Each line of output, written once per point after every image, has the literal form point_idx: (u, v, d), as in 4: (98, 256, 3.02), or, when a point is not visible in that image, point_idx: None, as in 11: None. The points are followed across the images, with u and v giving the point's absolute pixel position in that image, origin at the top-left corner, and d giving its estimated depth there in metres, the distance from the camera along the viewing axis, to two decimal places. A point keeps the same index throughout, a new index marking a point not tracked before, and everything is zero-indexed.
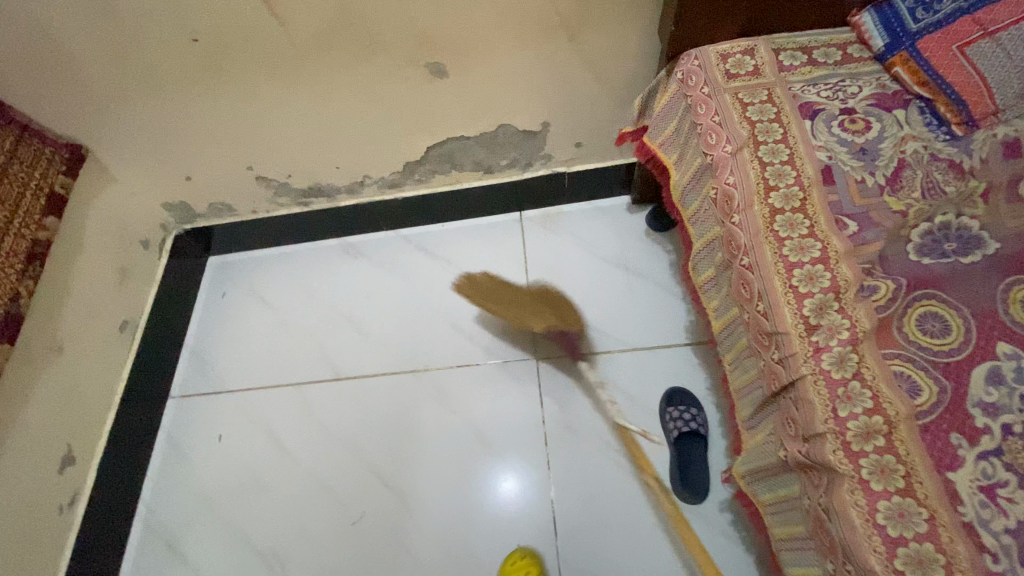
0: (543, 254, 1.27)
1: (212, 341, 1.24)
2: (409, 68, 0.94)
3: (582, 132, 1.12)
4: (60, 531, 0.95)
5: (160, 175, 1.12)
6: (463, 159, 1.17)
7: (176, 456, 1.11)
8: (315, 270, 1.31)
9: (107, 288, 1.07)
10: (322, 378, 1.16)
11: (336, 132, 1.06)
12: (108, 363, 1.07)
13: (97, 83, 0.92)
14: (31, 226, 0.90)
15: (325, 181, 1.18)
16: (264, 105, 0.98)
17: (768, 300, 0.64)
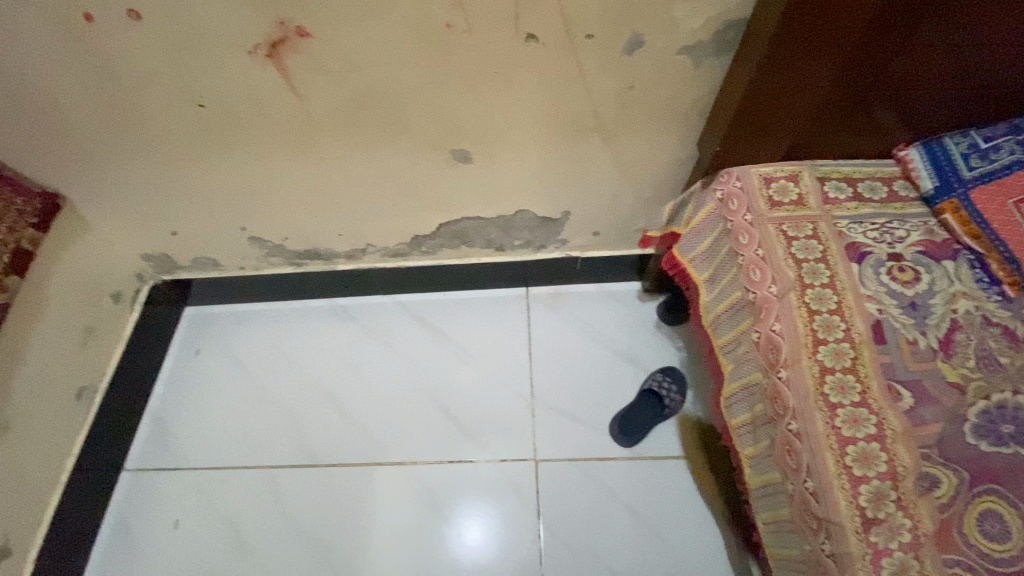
0: (547, 338, 1.21)
1: (178, 407, 1.12)
2: (432, 151, 0.87)
3: (602, 223, 1.07)
4: None
5: (142, 228, 1.02)
6: (475, 237, 1.10)
7: (124, 543, 0.99)
8: (301, 334, 1.21)
9: (69, 350, 0.95)
10: (300, 462, 1.06)
11: (343, 203, 0.98)
12: (61, 437, 0.94)
13: (83, 135, 0.83)
14: None
15: (323, 247, 1.10)
16: (269, 171, 0.90)
17: (818, 479, 0.58)
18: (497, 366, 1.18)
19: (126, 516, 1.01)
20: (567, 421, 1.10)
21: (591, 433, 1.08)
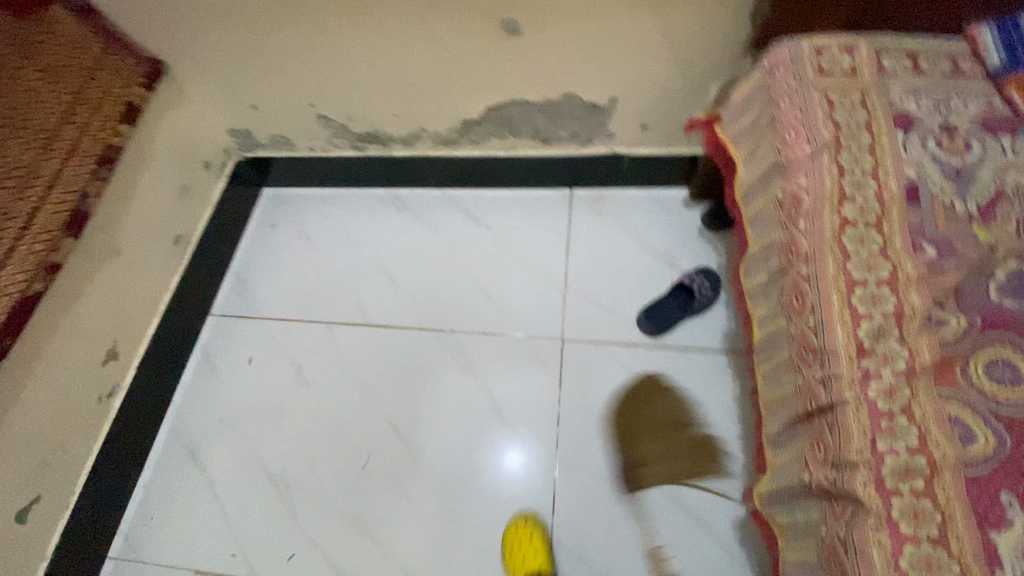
0: (586, 235, 1.24)
1: (255, 269, 1.28)
2: (484, 22, 0.91)
3: (649, 114, 1.07)
4: (97, 419, 0.98)
5: (229, 101, 1.14)
6: (522, 126, 1.14)
7: (208, 369, 1.15)
8: (361, 217, 1.33)
9: (168, 202, 1.10)
10: (354, 322, 1.19)
11: (401, 79, 1.04)
12: (162, 274, 1.10)
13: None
14: (108, 130, 0.95)
15: (382, 130, 1.18)
16: (335, 42, 0.98)
17: (820, 315, 0.60)
18: (536, 257, 1.23)
19: (211, 350, 1.18)
20: (597, 310, 1.15)
21: (619, 321, 1.13)
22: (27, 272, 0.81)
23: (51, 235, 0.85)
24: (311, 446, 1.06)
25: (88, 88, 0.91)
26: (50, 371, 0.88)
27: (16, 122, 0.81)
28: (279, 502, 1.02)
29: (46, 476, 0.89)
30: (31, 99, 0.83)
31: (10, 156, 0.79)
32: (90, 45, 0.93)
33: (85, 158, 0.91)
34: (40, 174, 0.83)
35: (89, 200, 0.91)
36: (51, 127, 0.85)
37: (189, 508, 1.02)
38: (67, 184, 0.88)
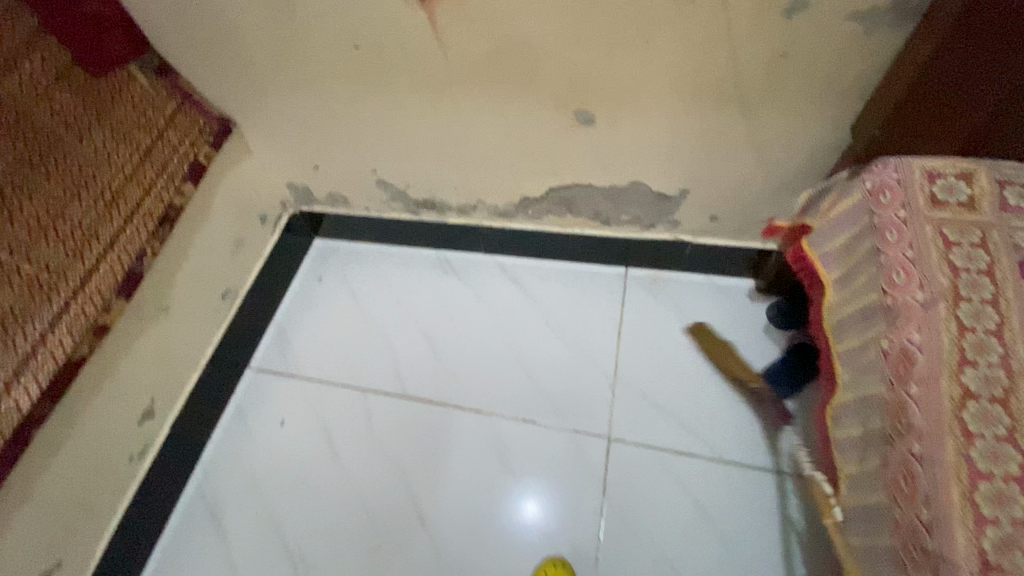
0: (640, 321, 1.17)
1: (297, 323, 1.27)
2: (558, 110, 0.87)
3: (721, 207, 1.01)
4: (124, 480, 0.96)
5: (291, 160, 1.14)
6: (583, 207, 1.10)
7: (240, 427, 1.13)
8: (407, 278, 1.30)
9: (220, 258, 1.10)
10: (389, 392, 1.15)
11: (465, 155, 1.02)
12: (204, 329, 1.09)
13: (255, 68, 0.93)
14: (171, 190, 0.94)
15: (439, 197, 1.16)
16: (404, 118, 0.96)
17: (936, 509, 0.52)
18: (585, 339, 1.17)
19: (245, 406, 1.16)
20: (647, 407, 1.07)
21: (670, 423, 1.05)
22: (75, 334, 0.81)
23: (102, 296, 0.84)
24: (333, 524, 1.02)
25: (156, 149, 0.92)
26: (87, 433, 0.87)
27: (81, 187, 0.82)
28: None
29: (67, 540, 0.87)
30: (98, 163, 0.84)
31: (69, 220, 0.81)
32: (163, 106, 0.93)
33: (146, 217, 0.90)
34: (99, 236, 0.84)
35: (145, 260, 0.91)
36: (115, 189, 0.86)
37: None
38: (126, 244, 0.88)
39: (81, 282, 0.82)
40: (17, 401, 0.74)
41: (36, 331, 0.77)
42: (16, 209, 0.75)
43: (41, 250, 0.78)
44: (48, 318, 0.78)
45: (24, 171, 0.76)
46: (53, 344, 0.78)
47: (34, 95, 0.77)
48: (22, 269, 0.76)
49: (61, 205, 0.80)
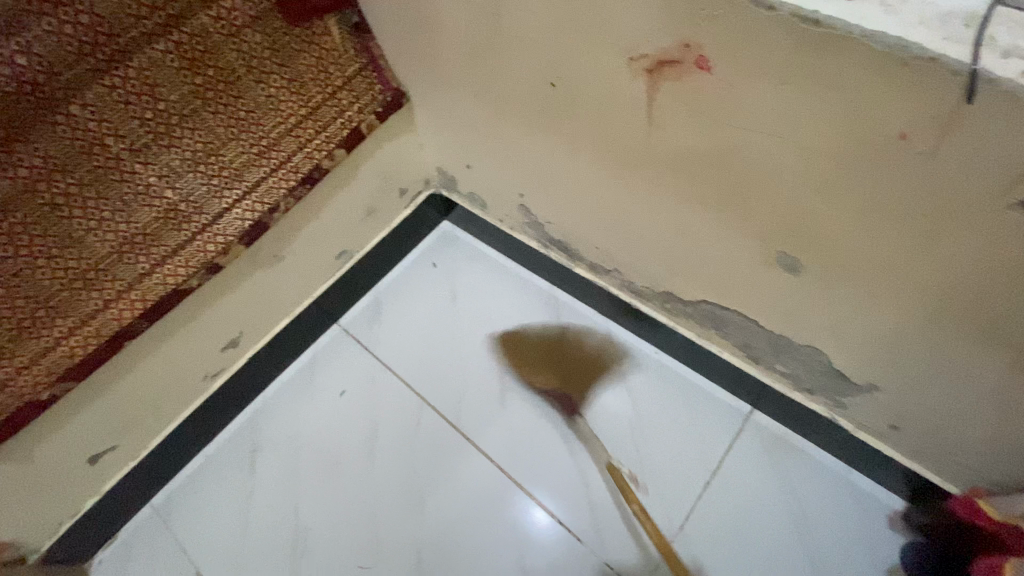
0: (741, 479, 0.98)
1: (393, 299, 1.24)
2: (757, 239, 0.68)
3: (907, 419, 0.78)
4: (194, 391, 1.02)
5: (448, 150, 1.07)
6: (734, 334, 0.90)
7: (306, 380, 1.15)
8: (511, 303, 1.20)
9: (348, 222, 1.08)
10: (443, 413, 1.11)
11: (623, 229, 0.87)
12: (310, 282, 1.10)
13: (444, 60, 0.84)
14: (323, 151, 0.92)
15: (576, 247, 1.03)
16: (574, 168, 0.83)
17: None
18: (666, 464, 1.00)
19: (318, 360, 1.17)
20: None
21: None
22: (190, 267, 0.83)
23: (225, 238, 0.86)
24: (342, 520, 1.02)
25: (322, 108, 0.88)
26: (172, 349, 0.91)
27: (242, 130, 0.81)
28: (286, 557, 1.00)
29: (126, 432, 0.93)
30: (265, 111, 0.83)
31: (221, 158, 0.81)
32: (345, 64, 0.88)
33: (290, 173, 0.89)
34: (242, 181, 0.84)
35: (276, 213, 0.90)
36: (272, 139, 0.85)
37: (223, 507, 1.04)
38: (262, 194, 0.87)
39: (212, 219, 0.83)
40: (121, 312, 0.79)
41: (160, 254, 0.80)
42: (176, 138, 0.75)
43: (186, 180, 0.78)
44: (172, 247, 0.81)
45: (196, 103, 0.75)
46: (169, 270, 0.81)
47: (225, 30, 0.73)
48: (165, 195, 0.77)
49: (217, 142, 0.79)
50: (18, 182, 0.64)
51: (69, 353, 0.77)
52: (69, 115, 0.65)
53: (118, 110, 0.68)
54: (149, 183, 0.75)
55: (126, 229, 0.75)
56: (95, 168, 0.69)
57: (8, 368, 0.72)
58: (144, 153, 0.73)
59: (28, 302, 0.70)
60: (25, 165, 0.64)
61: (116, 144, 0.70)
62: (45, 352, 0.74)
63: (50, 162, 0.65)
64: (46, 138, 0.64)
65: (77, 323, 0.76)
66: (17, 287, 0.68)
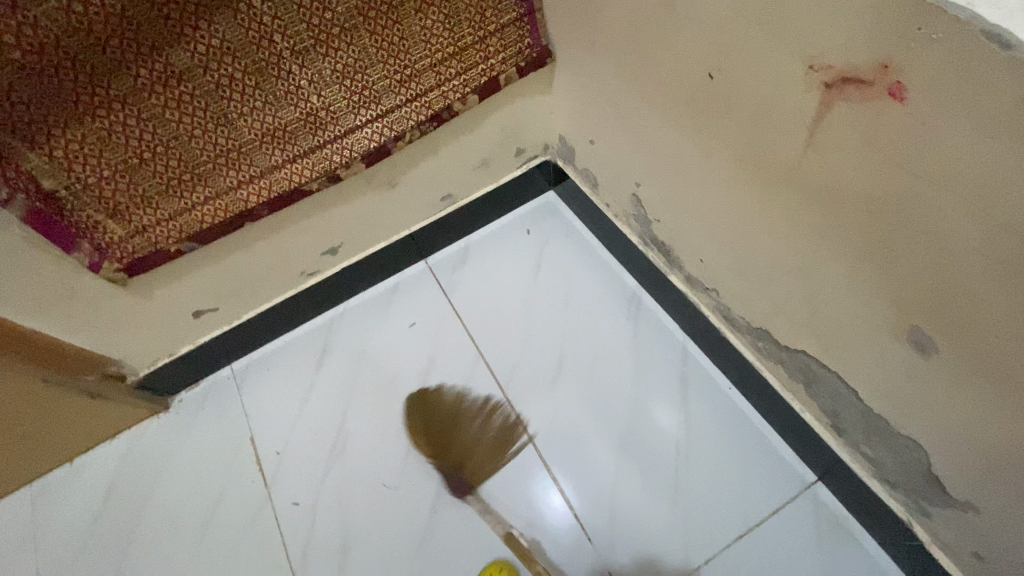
0: (777, 544, 0.91)
1: (482, 252, 1.27)
2: (888, 302, 0.60)
3: (995, 552, 0.69)
4: (288, 284, 1.10)
5: (577, 122, 1.04)
6: (823, 396, 0.82)
7: (384, 303, 1.23)
8: (592, 290, 1.18)
9: (462, 168, 1.10)
10: (496, 374, 1.13)
11: (738, 248, 0.80)
12: (413, 216, 1.14)
13: (601, 28, 0.81)
14: (457, 93, 0.93)
15: (678, 254, 0.97)
16: (705, 171, 0.76)
17: None
18: (700, 500, 0.96)
19: (399, 289, 1.24)
20: None
21: None
22: (314, 172, 0.89)
23: (350, 153, 0.90)
24: (379, 440, 1.09)
25: (469, 50, 0.89)
26: (281, 241, 0.99)
27: (391, 54, 0.84)
28: (323, 454, 1.08)
29: (226, 300, 1.03)
30: (417, 41, 0.84)
31: (366, 76, 0.84)
32: (501, 11, 0.88)
33: (423, 109, 0.92)
34: (379, 103, 0.88)
35: (399, 142, 0.93)
36: (416, 69, 0.87)
37: (287, 389, 1.15)
38: (393, 121, 0.91)
39: (343, 132, 0.88)
40: (249, 195, 0.87)
41: (292, 152, 0.86)
42: (332, 49, 0.79)
43: (331, 90, 0.83)
44: (303, 147, 0.87)
45: (358, 19, 0.77)
46: (296, 169, 0.88)
47: None
48: (309, 99, 0.82)
49: (367, 62, 0.83)
50: (195, 56, 0.70)
51: (200, 219, 0.86)
52: (250, 5, 0.69)
53: (290, 10, 0.72)
54: (299, 84, 0.80)
55: (270, 121, 0.82)
56: (258, 58, 0.74)
57: (149, 217, 0.82)
58: (302, 56, 0.77)
59: (178, 163, 0.79)
60: (203, 42, 0.69)
61: (281, 41, 0.74)
62: (181, 211, 0.84)
63: (224, 44, 0.71)
64: (226, 22, 0.69)
65: (211, 194, 0.84)
66: (173, 147, 0.77)
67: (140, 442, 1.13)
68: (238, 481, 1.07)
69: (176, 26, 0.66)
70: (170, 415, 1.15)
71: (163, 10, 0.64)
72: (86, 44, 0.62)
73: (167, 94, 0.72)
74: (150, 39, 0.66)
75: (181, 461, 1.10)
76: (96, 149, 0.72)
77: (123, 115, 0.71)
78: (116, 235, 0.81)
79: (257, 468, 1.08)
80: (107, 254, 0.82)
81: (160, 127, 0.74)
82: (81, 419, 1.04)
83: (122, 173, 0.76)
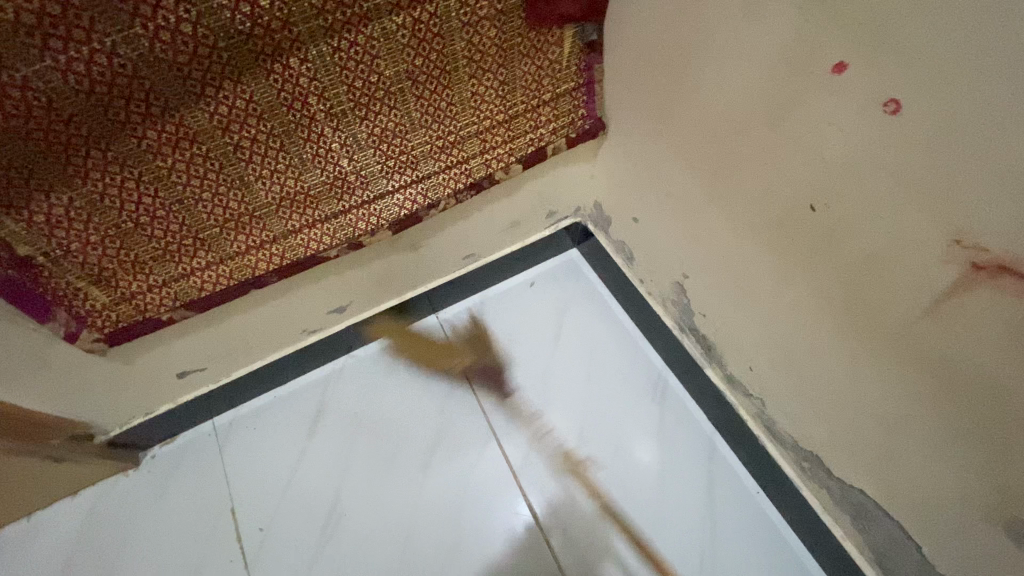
0: None
1: (498, 311, 1.18)
2: (988, 483, 0.55)
3: None
4: (287, 341, 0.99)
5: (620, 195, 0.96)
6: (873, 532, 0.76)
7: (389, 360, 1.13)
8: (615, 366, 1.11)
9: (491, 229, 1.01)
10: (507, 453, 1.04)
11: (801, 372, 0.73)
12: (431, 274, 1.05)
13: (673, 117, 0.73)
14: (501, 162, 0.84)
15: (721, 352, 0.90)
16: (776, 289, 0.70)
17: None
18: None
19: (406, 345, 1.14)
20: None
21: None
22: (335, 238, 0.79)
23: (378, 220, 0.81)
24: (378, 520, 0.99)
25: (519, 118, 0.80)
26: (288, 303, 0.88)
27: (437, 119, 0.74)
28: (315, 532, 0.98)
29: (217, 360, 0.92)
30: (466, 106, 0.75)
31: (405, 142, 0.74)
32: (560, 80, 0.79)
33: (461, 176, 0.82)
34: (415, 169, 0.78)
35: (431, 210, 0.84)
36: (461, 136, 0.78)
37: (276, 453, 1.05)
38: (428, 187, 0.81)
39: (372, 198, 0.78)
40: (258, 262, 0.76)
41: (313, 217, 0.76)
42: (373, 112, 0.68)
43: (365, 155, 0.73)
44: (326, 213, 0.76)
45: (406, 83, 0.67)
46: (315, 235, 0.77)
47: (465, 17, 0.64)
48: (339, 164, 0.72)
49: (409, 127, 0.72)
50: (215, 118, 0.59)
51: (199, 285, 0.74)
52: (287, 66, 0.58)
53: (332, 72, 0.61)
54: (331, 148, 0.69)
55: (293, 186, 0.71)
56: (288, 121, 0.64)
57: (140, 283, 0.71)
58: (338, 119, 0.66)
59: (181, 228, 0.68)
60: (227, 103, 0.58)
61: (317, 104, 0.64)
62: (179, 277, 0.72)
63: (251, 106, 0.60)
64: (257, 83, 0.58)
65: (215, 259, 0.73)
66: (177, 212, 0.66)
67: (103, 504, 1.00)
68: (216, 559, 0.96)
69: (196, 86, 0.55)
70: (140, 474, 1.03)
71: (183, 70, 0.53)
72: (85, 105, 0.51)
73: (177, 157, 0.60)
74: (163, 100, 0.55)
75: (150, 531, 0.98)
76: (85, 213, 0.61)
77: (121, 178, 0.59)
78: (100, 302, 0.70)
79: (237, 545, 0.97)
80: (87, 322, 0.71)
81: (165, 191, 0.63)
82: (35, 484, 0.91)
83: (113, 238, 0.65)
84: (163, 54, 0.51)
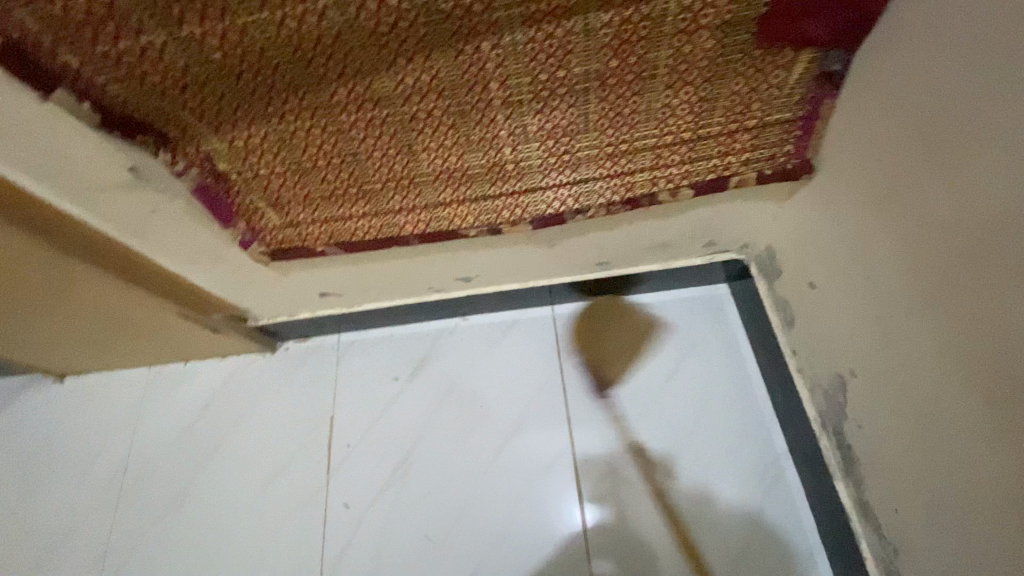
0: None
1: (616, 324, 1.10)
2: None
3: None
4: (414, 292, 1.05)
5: (799, 252, 0.81)
6: None
7: (496, 337, 1.14)
8: (727, 428, 0.98)
9: (637, 244, 0.93)
10: (578, 473, 0.99)
11: (959, 552, 0.58)
12: (562, 270, 1.01)
13: (906, 192, 0.58)
14: (671, 183, 0.75)
15: (864, 472, 0.74)
16: (969, 448, 0.54)
17: None
18: None
19: (515, 327, 1.14)
20: None
21: None
22: (478, 219, 0.79)
23: (523, 212, 0.78)
24: (440, 483, 1.03)
25: (708, 141, 0.69)
26: (421, 263, 0.91)
27: (615, 126, 0.67)
28: (386, 469, 1.06)
29: (351, 292, 1.00)
30: (652, 118, 0.66)
31: (574, 143, 0.68)
32: (776, 110, 0.66)
33: (621, 188, 0.75)
34: (576, 171, 0.73)
35: (579, 214, 0.79)
36: (635, 147, 0.70)
37: (377, 385, 1.13)
38: (583, 192, 0.76)
39: (525, 189, 0.75)
40: (405, 222, 0.79)
41: (462, 195, 0.75)
42: (550, 107, 0.64)
43: (529, 147, 0.69)
44: (476, 193, 0.75)
45: (593, 83, 0.61)
46: (460, 211, 0.78)
47: (682, 24, 0.55)
48: (502, 151, 0.69)
49: (582, 128, 0.67)
50: (400, 87, 0.59)
51: (352, 230, 0.80)
52: (477, 49, 0.56)
53: (520, 62, 0.58)
54: (498, 134, 0.67)
55: (452, 162, 0.70)
56: (465, 101, 0.62)
57: (306, 216, 0.77)
58: (513, 108, 0.63)
59: (348, 178, 0.72)
60: (414, 76, 0.58)
61: (497, 91, 0.61)
62: (335, 218, 0.78)
63: (434, 82, 0.59)
64: (445, 62, 0.57)
65: (369, 210, 0.77)
66: (347, 163, 0.69)
67: (240, 374, 1.19)
68: (305, 455, 1.09)
69: (390, 55, 0.55)
70: (271, 360, 1.19)
71: (380, 39, 0.53)
72: (290, 56, 0.55)
73: (358, 115, 0.63)
74: (357, 63, 0.56)
75: (264, 410, 1.15)
76: (275, 147, 0.66)
77: (309, 125, 0.64)
78: (271, 223, 0.78)
79: (324, 451, 1.09)
80: (259, 236, 0.81)
81: (342, 142, 0.66)
82: (199, 341, 1.11)
83: (292, 172, 0.70)
84: (366, 22, 0.51)
